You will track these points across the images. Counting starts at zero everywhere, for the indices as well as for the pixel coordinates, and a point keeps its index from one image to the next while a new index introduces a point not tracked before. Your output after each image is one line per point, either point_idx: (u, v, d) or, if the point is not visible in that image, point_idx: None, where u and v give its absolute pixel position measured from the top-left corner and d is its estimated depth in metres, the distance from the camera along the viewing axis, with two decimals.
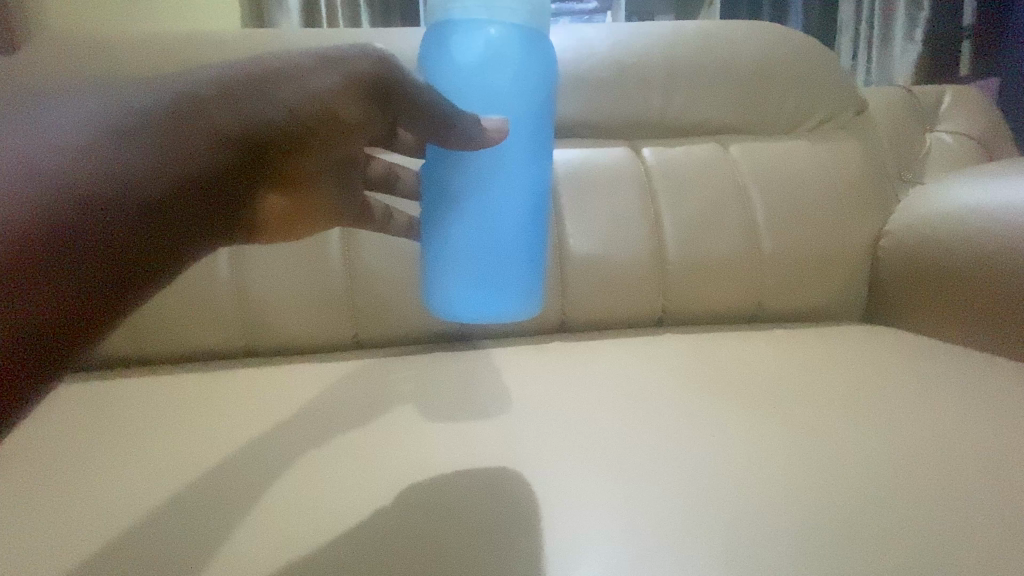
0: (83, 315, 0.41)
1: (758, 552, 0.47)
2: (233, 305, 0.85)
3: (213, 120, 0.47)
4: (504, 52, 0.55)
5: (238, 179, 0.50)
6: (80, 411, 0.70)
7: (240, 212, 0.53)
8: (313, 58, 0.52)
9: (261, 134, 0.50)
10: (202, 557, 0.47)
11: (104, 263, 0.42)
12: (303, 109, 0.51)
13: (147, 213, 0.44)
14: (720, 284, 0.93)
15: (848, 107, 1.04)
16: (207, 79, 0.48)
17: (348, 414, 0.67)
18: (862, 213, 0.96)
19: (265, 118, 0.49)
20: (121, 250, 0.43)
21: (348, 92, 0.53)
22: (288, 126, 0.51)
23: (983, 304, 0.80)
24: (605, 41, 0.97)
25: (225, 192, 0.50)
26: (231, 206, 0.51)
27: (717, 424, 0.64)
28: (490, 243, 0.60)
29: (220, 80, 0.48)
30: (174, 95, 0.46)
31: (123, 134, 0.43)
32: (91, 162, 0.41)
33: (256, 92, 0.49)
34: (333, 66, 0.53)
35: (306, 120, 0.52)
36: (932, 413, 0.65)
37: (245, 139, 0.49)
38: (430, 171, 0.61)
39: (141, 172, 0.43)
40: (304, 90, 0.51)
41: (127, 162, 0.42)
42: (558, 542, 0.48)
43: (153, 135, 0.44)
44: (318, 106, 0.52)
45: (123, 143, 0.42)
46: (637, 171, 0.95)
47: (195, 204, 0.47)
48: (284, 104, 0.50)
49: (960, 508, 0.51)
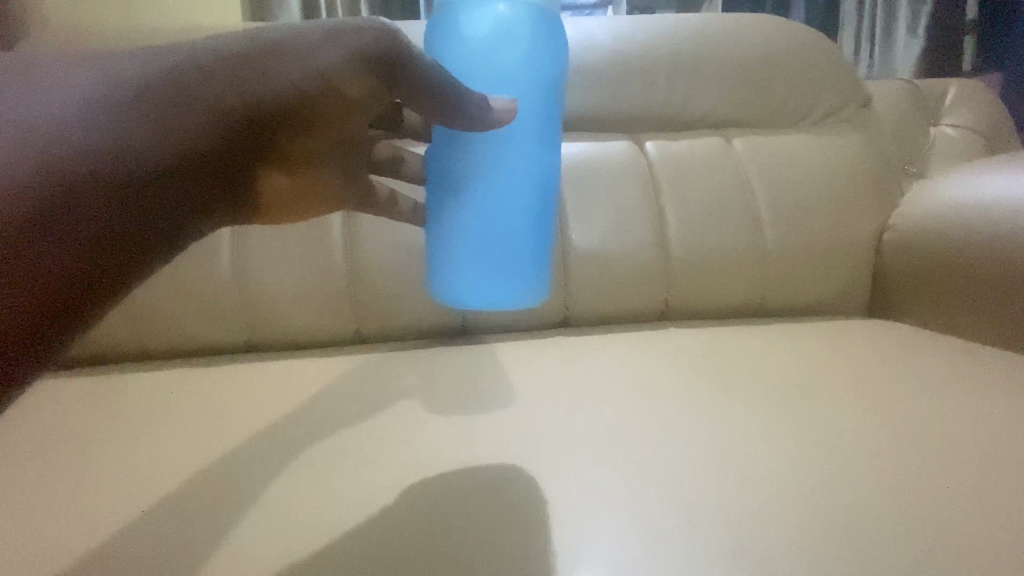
0: (78, 296, 0.40)
1: (764, 550, 0.46)
2: (234, 300, 0.84)
3: (210, 97, 0.45)
4: (511, 34, 0.55)
5: (236, 157, 0.48)
6: (78, 407, 0.70)
7: (240, 191, 0.51)
8: (320, 31, 0.49)
9: (260, 112, 0.48)
10: (199, 557, 0.46)
11: (97, 243, 0.41)
12: (306, 86, 0.49)
13: (140, 192, 0.42)
14: (723, 279, 0.93)
15: (853, 100, 1.03)
16: (204, 51, 0.46)
17: (350, 409, 0.67)
18: (867, 207, 0.96)
19: (263, 94, 0.47)
20: (113, 230, 0.41)
21: (354, 69, 0.51)
22: (291, 103, 0.49)
23: (990, 299, 0.79)
24: (607, 34, 0.96)
25: (224, 172, 0.48)
26: (229, 185, 0.50)
27: (722, 419, 0.63)
28: (496, 231, 0.59)
29: (219, 52, 0.46)
30: (168, 68, 0.44)
31: (112, 109, 0.41)
32: (80, 138, 0.39)
33: (255, 66, 0.47)
34: (337, 41, 0.50)
35: (309, 98, 0.50)
36: (939, 409, 0.64)
37: (244, 116, 0.47)
38: (436, 156, 0.61)
39: (131, 151, 0.42)
40: (307, 67, 0.49)
41: (116, 140, 0.41)
42: (565, 542, 0.47)
43: (145, 112, 0.42)
44: (323, 83, 0.50)
45: (116, 119, 0.41)
46: (639, 165, 0.94)
47: (193, 184, 0.46)
48: (285, 81, 0.48)
49: (970, 505, 0.50)
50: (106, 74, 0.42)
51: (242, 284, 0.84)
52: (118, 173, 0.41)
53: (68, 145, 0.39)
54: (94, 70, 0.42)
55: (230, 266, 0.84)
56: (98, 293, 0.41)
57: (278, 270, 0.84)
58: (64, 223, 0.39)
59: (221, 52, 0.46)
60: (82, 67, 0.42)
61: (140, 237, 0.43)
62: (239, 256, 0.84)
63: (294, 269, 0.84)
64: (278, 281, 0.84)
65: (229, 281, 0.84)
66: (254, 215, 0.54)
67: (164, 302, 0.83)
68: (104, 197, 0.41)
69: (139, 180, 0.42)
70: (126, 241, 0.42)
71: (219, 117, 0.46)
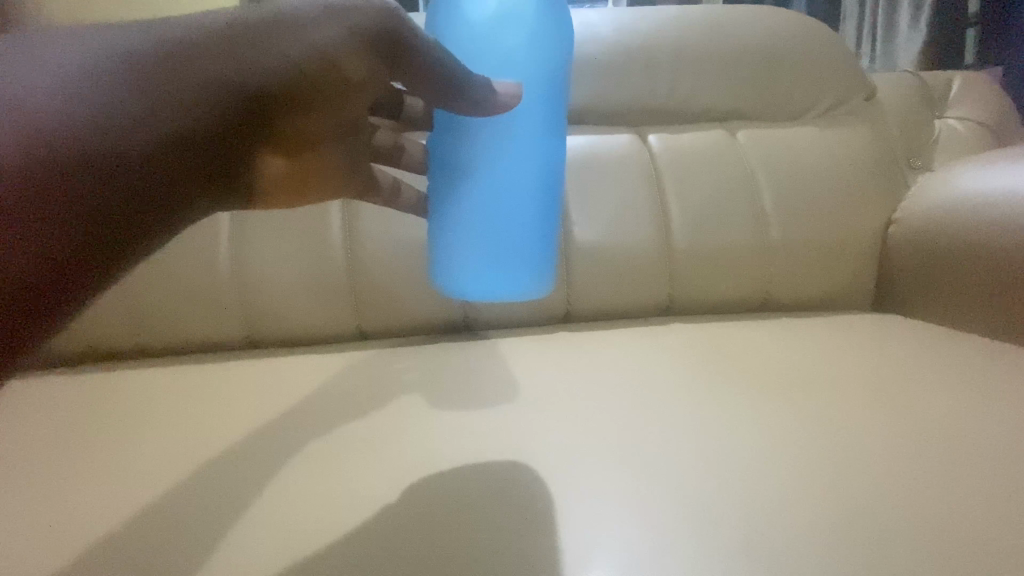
0: (76, 273, 0.39)
1: (770, 547, 0.46)
2: (232, 296, 0.83)
3: (206, 75, 0.44)
4: (514, 16, 0.55)
5: (235, 136, 0.47)
6: (77, 403, 0.69)
7: (239, 173, 0.50)
8: (318, 6, 0.48)
9: (257, 89, 0.46)
10: (193, 557, 0.46)
11: (92, 221, 0.40)
12: (304, 63, 0.47)
13: (135, 169, 0.41)
14: (727, 274, 0.92)
15: (857, 93, 1.02)
16: (199, 27, 0.45)
17: (350, 405, 0.66)
18: (872, 200, 0.94)
19: (260, 70, 0.46)
20: (108, 208, 0.40)
21: (354, 47, 0.49)
22: (292, 82, 0.48)
23: (996, 292, 0.78)
24: (608, 26, 0.96)
25: (221, 152, 0.47)
26: (227, 164, 0.48)
27: (728, 416, 0.62)
28: (502, 220, 0.59)
29: (215, 28, 0.45)
30: (162, 43, 0.43)
31: (106, 83, 0.40)
32: (74, 114, 0.38)
33: (252, 44, 0.45)
34: (335, 18, 0.48)
35: (309, 76, 0.48)
36: (945, 405, 0.63)
37: (240, 94, 0.46)
38: (439, 144, 0.60)
39: (125, 126, 0.41)
40: (305, 44, 0.47)
41: (109, 116, 0.40)
42: (576, 539, 0.46)
43: (139, 88, 0.41)
44: (324, 62, 0.48)
45: (112, 95, 0.40)
46: (641, 157, 0.93)
47: (189, 162, 0.45)
48: (283, 57, 0.46)
49: (979, 504, 0.49)
50: (100, 46, 0.41)
51: (239, 281, 0.83)
52: (111, 149, 0.40)
53: (62, 122, 0.38)
54: (86, 43, 0.41)
55: (228, 262, 0.83)
56: (93, 271, 0.40)
57: (277, 265, 0.83)
58: (61, 199, 0.38)
59: (217, 28, 0.45)
60: (75, 40, 0.41)
61: (137, 219, 0.43)
62: (238, 250, 0.83)
63: (291, 266, 0.83)
64: (276, 277, 0.83)
65: (227, 276, 0.83)
66: (252, 200, 0.53)
67: (162, 298, 0.82)
68: (105, 177, 0.40)
69: (136, 160, 0.41)
70: (120, 222, 0.41)
71: (216, 94, 0.44)
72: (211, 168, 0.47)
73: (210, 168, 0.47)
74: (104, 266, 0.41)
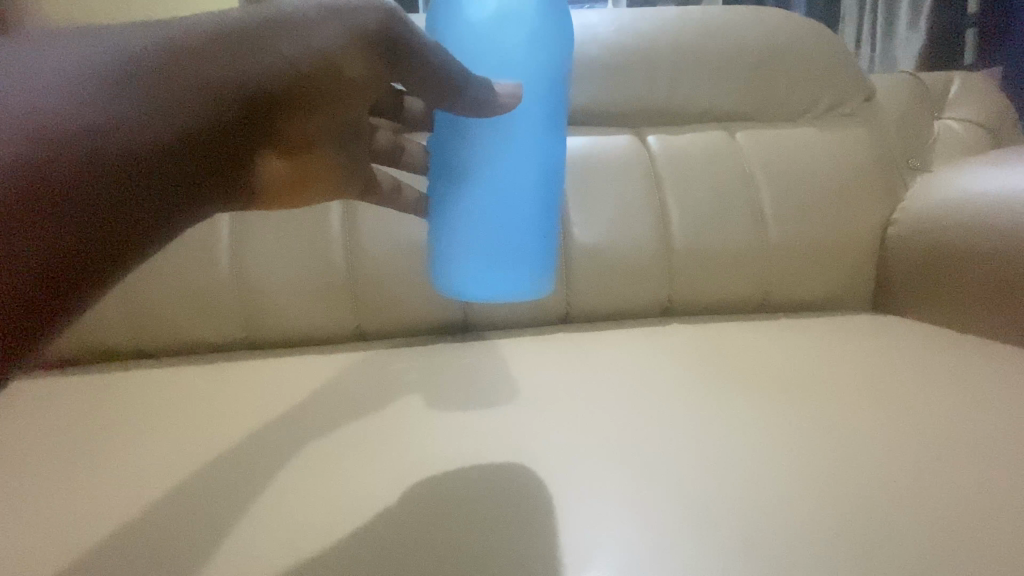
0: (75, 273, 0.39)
1: (769, 546, 0.46)
2: (232, 296, 0.83)
3: (208, 75, 0.44)
4: (514, 16, 0.55)
5: (235, 136, 0.47)
6: (77, 403, 0.69)
7: (239, 173, 0.50)
8: (318, 7, 0.48)
9: (258, 90, 0.46)
10: (193, 556, 0.46)
11: (91, 221, 0.40)
12: (304, 64, 0.47)
13: (136, 170, 0.41)
14: (726, 274, 0.92)
15: (856, 94, 1.02)
16: (201, 27, 0.45)
17: (349, 405, 0.66)
18: (871, 200, 0.95)
19: (260, 71, 0.46)
20: (107, 208, 0.41)
21: (355, 48, 0.49)
22: (292, 83, 0.48)
23: (994, 293, 0.78)
24: (608, 27, 0.96)
25: (221, 152, 0.47)
26: (227, 165, 0.48)
27: (727, 417, 0.62)
28: (502, 220, 0.59)
29: (217, 29, 0.45)
30: (163, 43, 0.43)
31: (107, 83, 0.40)
32: (75, 114, 0.38)
33: (253, 44, 0.45)
34: (335, 18, 0.48)
35: (309, 77, 0.48)
36: (943, 405, 0.63)
37: (241, 95, 0.46)
38: (439, 145, 0.60)
39: (126, 127, 0.41)
40: (306, 45, 0.47)
41: (110, 116, 0.40)
42: (575, 539, 0.46)
43: (141, 89, 0.41)
44: (324, 62, 0.48)
45: (114, 95, 0.40)
46: (640, 158, 0.93)
47: (190, 163, 0.45)
48: (283, 58, 0.47)
49: (975, 503, 0.49)
50: (102, 45, 0.41)
51: (239, 281, 0.83)
52: (112, 149, 0.40)
53: (63, 122, 0.38)
54: (88, 42, 0.41)
55: (227, 263, 0.83)
56: (92, 271, 0.41)
57: (277, 266, 0.83)
58: (62, 200, 0.38)
59: (218, 28, 0.45)
60: (78, 39, 0.41)
61: (137, 219, 0.43)
62: (237, 251, 0.83)
63: (290, 266, 0.83)
64: (275, 277, 0.83)
65: (226, 276, 0.83)
66: (253, 200, 0.53)
67: (161, 299, 0.82)
68: (105, 178, 0.40)
69: (137, 161, 0.41)
70: (119, 222, 0.42)
71: (217, 94, 0.45)
72: (211, 168, 0.47)
73: (209, 168, 0.47)
74: (104, 266, 0.41)
